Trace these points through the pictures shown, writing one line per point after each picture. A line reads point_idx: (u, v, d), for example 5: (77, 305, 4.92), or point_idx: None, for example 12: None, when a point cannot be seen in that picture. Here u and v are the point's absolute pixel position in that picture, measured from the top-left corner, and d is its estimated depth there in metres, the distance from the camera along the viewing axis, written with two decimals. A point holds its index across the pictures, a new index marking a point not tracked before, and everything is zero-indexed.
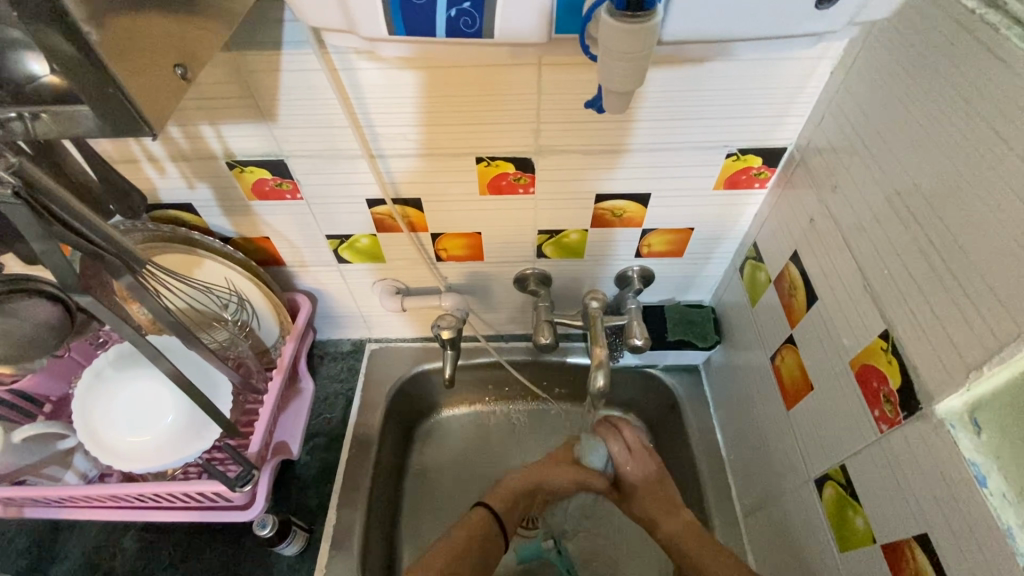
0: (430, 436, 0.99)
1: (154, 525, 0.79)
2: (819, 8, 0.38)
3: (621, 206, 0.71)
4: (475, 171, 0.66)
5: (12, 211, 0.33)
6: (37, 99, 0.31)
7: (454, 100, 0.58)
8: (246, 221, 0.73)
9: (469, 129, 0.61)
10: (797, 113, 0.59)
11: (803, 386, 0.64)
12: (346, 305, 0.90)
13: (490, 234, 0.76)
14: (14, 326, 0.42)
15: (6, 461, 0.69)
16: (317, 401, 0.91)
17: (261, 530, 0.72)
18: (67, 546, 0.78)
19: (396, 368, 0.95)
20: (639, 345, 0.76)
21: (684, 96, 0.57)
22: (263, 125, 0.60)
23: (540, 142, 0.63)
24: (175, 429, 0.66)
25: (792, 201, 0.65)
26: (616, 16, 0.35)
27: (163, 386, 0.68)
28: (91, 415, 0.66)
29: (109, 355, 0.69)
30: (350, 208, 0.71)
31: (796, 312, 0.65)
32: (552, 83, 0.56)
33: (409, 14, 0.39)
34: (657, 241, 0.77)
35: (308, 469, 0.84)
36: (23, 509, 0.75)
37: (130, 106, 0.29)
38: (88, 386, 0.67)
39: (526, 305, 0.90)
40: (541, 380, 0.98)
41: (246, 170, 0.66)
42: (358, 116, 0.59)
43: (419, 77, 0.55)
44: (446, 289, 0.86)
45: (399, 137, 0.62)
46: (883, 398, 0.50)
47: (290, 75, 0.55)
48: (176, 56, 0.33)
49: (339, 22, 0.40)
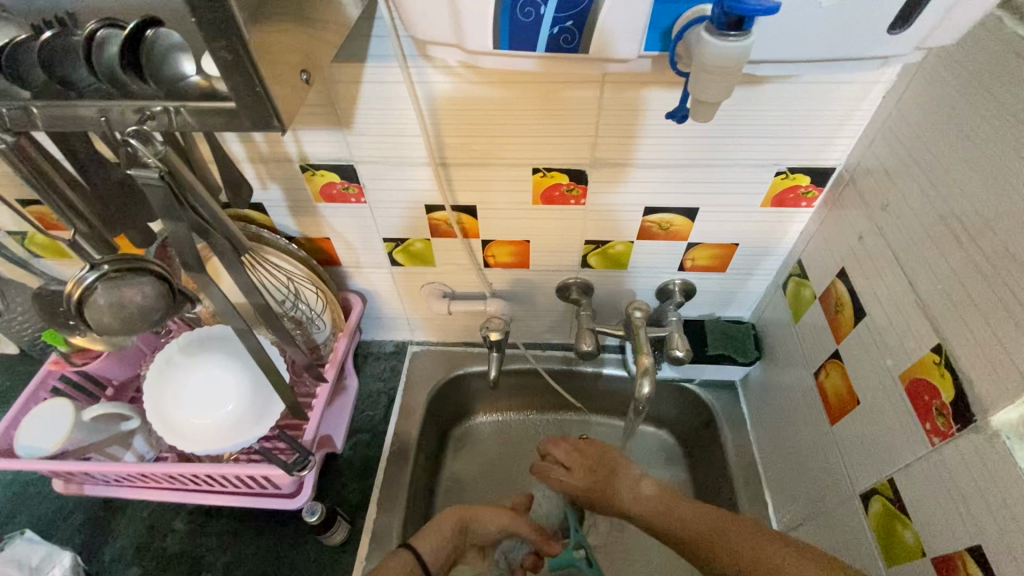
0: (465, 440, 1.01)
1: (203, 509, 0.82)
2: (891, 32, 0.40)
3: (668, 219, 0.74)
4: (530, 181, 0.70)
5: (150, 192, 0.36)
6: (186, 96, 0.34)
7: (520, 113, 0.61)
8: (310, 221, 0.77)
9: (530, 141, 0.64)
10: (848, 134, 0.62)
11: (849, 401, 0.65)
12: (394, 307, 0.94)
13: (539, 243, 0.79)
14: (121, 302, 0.44)
15: (75, 437, 0.73)
16: (360, 399, 0.94)
17: (310, 516, 0.74)
18: (119, 525, 0.81)
19: (436, 371, 0.98)
20: (681, 356, 0.78)
21: (739, 114, 0.60)
22: (338, 132, 0.65)
23: (595, 155, 0.66)
24: (234, 416, 0.70)
25: (840, 220, 0.66)
26: (714, 34, 0.38)
27: (227, 375, 0.72)
28: (160, 396, 0.70)
29: (179, 342, 0.74)
30: (410, 212, 0.75)
31: (842, 328, 0.66)
32: (614, 99, 0.59)
33: (517, 31, 0.41)
34: (701, 255, 0.79)
35: (351, 464, 0.87)
36: (83, 486, 0.79)
37: (270, 104, 0.33)
38: (159, 370, 0.72)
39: (565, 315, 0.93)
40: (576, 390, 1.00)
41: (317, 174, 0.70)
42: (428, 126, 0.63)
43: (489, 90, 0.59)
44: (491, 294, 0.89)
45: (462, 146, 0.66)
46: (935, 411, 0.51)
47: (370, 86, 0.60)
48: (300, 64, 0.37)
49: (448, 36, 0.43)
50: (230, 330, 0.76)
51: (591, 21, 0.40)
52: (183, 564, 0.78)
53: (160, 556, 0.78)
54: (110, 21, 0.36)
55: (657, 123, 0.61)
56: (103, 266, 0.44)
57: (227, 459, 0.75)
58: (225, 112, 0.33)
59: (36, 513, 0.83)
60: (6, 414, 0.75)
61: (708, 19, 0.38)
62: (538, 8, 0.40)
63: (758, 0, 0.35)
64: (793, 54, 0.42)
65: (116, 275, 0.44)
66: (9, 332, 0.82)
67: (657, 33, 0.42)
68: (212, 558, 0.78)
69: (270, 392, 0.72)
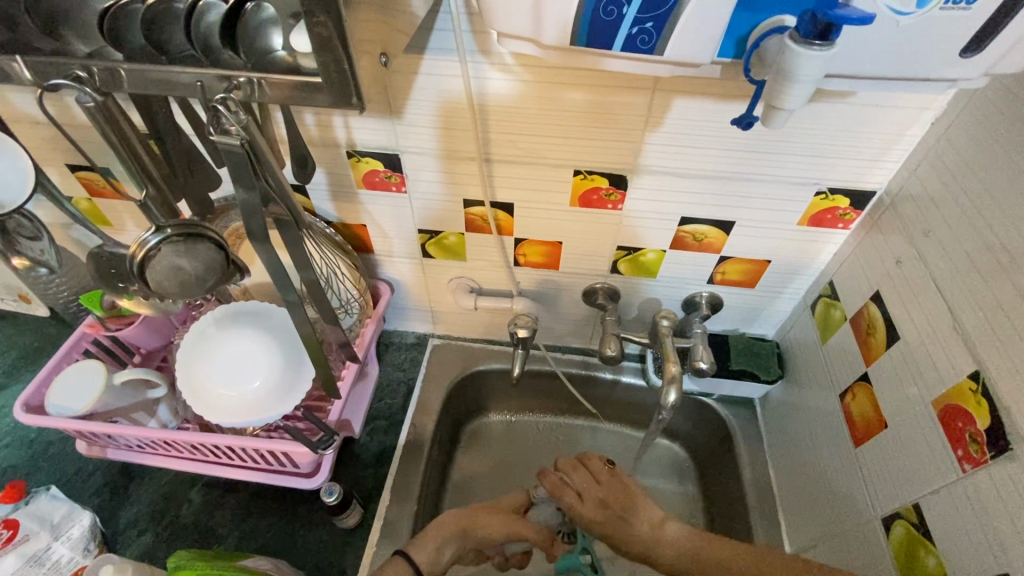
0: (477, 437, 1.02)
1: (220, 482, 0.83)
2: (962, 55, 0.40)
3: (702, 230, 0.74)
4: (570, 183, 0.71)
5: (230, 160, 0.38)
6: (275, 69, 0.35)
7: (568, 114, 0.63)
8: (349, 207, 0.79)
9: (574, 143, 0.66)
10: (892, 159, 0.62)
11: (875, 425, 0.64)
12: (419, 298, 0.95)
13: (571, 245, 0.80)
14: (182, 266, 0.45)
15: (106, 399, 0.75)
16: (379, 387, 0.95)
17: (327, 497, 0.75)
18: (137, 491, 0.83)
19: (456, 365, 0.98)
20: (704, 369, 0.78)
21: (785, 132, 0.61)
22: (389, 121, 0.66)
23: (638, 162, 0.67)
24: (260, 393, 0.71)
25: (877, 243, 0.67)
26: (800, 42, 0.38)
27: (256, 352, 0.73)
28: (192, 366, 0.72)
29: (213, 316, 0.75)
30: (448, 206, 0.77)
31: (872, 351, 0.66)
32: (664, 106, 0.60)
33: (596, 29, 0.39)
34: (731, 269, 0.80)
35: (366, 450, 0.88)
36: (106, 449, 0.80)
37: (354, 82, 0.34)
38: (193, 340, 0.73)
39: (589, 319, 0.93)
40: (592, 395, 1.00)
41: (362, 160, 0.71)
42: (477, 121, 0.65)
43: (537, 89, 0.60)
44: (517, 293, 0.90)
45: (508, 144, 0.67)
46: (968, 438, 0.51)
47: (425, 77, 0.61)
48: (376, 49, 0.39)
49: (524, 30, 0.41)
50: (271, 308, 0.77)
51: (672, 22, 0.39)
52: (197, 535, 0.78)
53: (174, 525, 0.79)
54: None
55: (703, 134, 0.62)
56: (166, 230, 0.45)
57: (250, 434, 0.76)
58: (311, 87, 0.35)
59: (57, 472, 0.84)
60: (41, 372, 0.77)
61: (793, 28, 0.38)
62: (621, 7, 0.38)
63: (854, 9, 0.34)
64: (866, 71, 0.41)
65: (178, 240, 0.46)
66: (45, 294, 0.84)
67: (732, 39, 0.41)
68: (226, 531, 0.79)
69: (297, 374, 0.72)
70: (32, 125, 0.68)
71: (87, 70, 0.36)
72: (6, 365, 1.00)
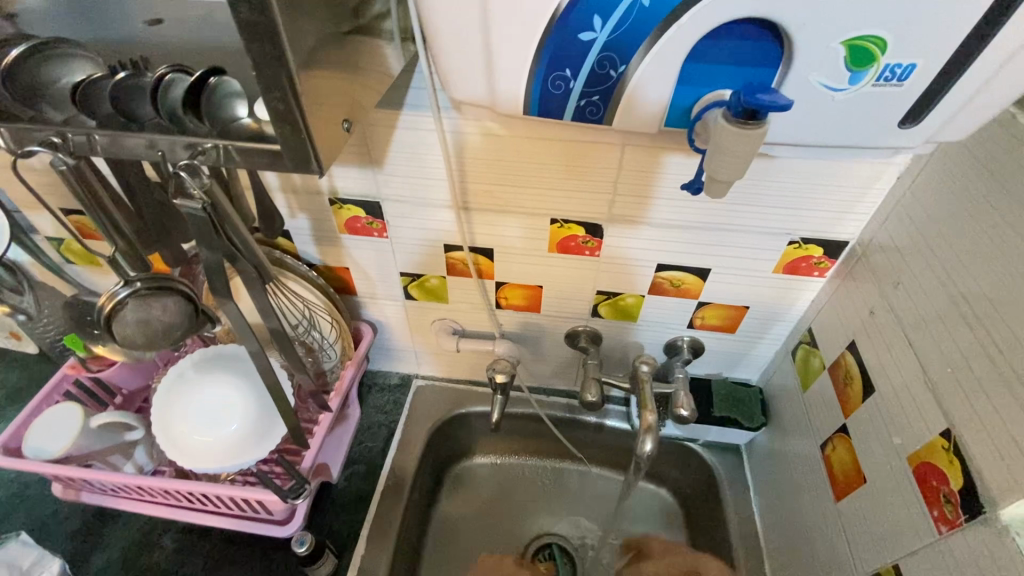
0: (461, 481, 1.01)
1: (193, 528, 0.82)
2: (902, 125, 0.41)
3: (680, 276, 0.75)
4: (548, 231, 0.72)
5: (193, 220, 0.39)
6: (238, 137, 0.37)
7: (542, 166, 0.64)
8: (332, 251, 0.80)
9: (549, 193, 0.67)
10: (860, 211, 0.63)
11: (855, 478, 0.63)
12: (403, 339, 0.95)
13: (551, 289, 0.81)
14: (150, 318, 0.46)
15: (81, 442, 0.74)
16: (360, 430, 0.95)
17: (298, 547, 0.73)
18: (109, 537, 0.81)
19: (439, 406, 0.98)
20: (685, 416, 0.77)
21: (753, 185, 0.62)
22: (369, 171, 0.68)
23: (612, 211, 0.68)
24: (235, 438, 0.70)
25: (852, 293, 0.67)
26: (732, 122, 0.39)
27: (234, 396, 0.73)
28: (168, 409, 0.72)
29: (193, 358, 0.75)
30: (430, 252, 0.78)
31: (850, 402, 0.66)
32: (634, 160, 0.62)
33: (551, 97, 0.41)
34: (710, 314, 0.80)
35: (345, 495, 0.86)
36: (81, 492, 0.79)
37: (312, 151, 0.36)
38: (171, 382, 0.73)
39: (573, 361, 0.93)
40: (578, 439, 0.99)
41: (344, 207, 0.73)
42: (454, 173, 0.66)
43: (511, 144, 0.62)
44: (500, 335, 0.90)
45: (485, 194, 0.69)
46: (942, 498, 0.50)
47: (404, 132, 0.63)
48: (342, 115, 0.41)
49: (487, 97, 0.43)
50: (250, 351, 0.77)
51: (618, 94, 0.40)
52: None
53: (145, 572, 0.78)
54: (179, 67, 0.39)
55: (674, 186, 0.64)
56: (136, 283, 0.46)
57: (224, 479, 0.75)
58: (271, 155, 0.36)
59: (30, 515, 0.83)
60: (19, 414, 0.76)
61: (726, 107, 0.39)
62: (568, 81, 0.39)
63: (773, 96, 0.36)
64: (815, 138, 0.43)
65: (147, 293, 0.46)
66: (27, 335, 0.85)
67: (676, 111, 0.42)
68: None
69: (274, 419, 0.72)
70: (21, 173, 0.70)
71: (61, 136, 0.38)
72: None
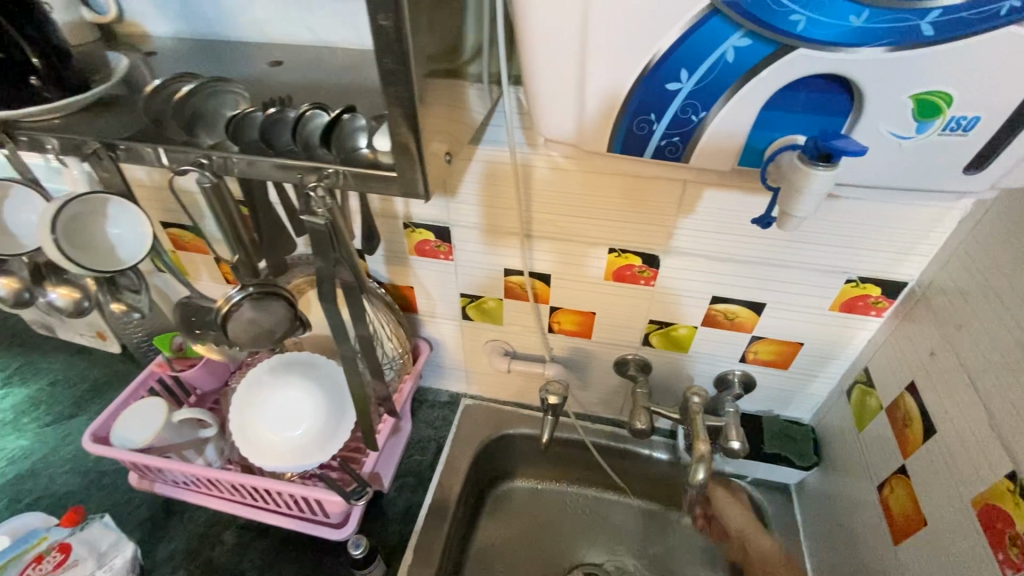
0: (502, 502, 1.03)
1: (252, 525, 0.86)
2: (966, 171, 0.43)
3: (734, 310, 0.77)
4: (605, 260, 0.75)
5: (314, 233, 0.44)
6: (357, 163, 0.42)
7: (606, 199, 0.68)
8: (399, 270, 0.86)
9: (609, 224, 0.71)
10: (920, 253, 0.64)
11: (915, 521, 0.62)
12: (456, 358, 0.99)
13: (604, 316, 0.83)
14: (261, 318, 0.53)
15: (164, 435, 0.81)
16: (410, 443, 0.98)
17: (355, 550, 0.76)
18: (175, 527, 0.87)
19: (486, 426, 1.01)
20: (737, 449, 0.77)
21: (811, 223, 0.64)
22: (443, 198, 0.74)
23: (670, 243, 0.71)
24: (299, 442, 0.76)
25: (911, 334, 0.67)
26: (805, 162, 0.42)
27: (303, 403, 0.78)
28: (246, 406, 0.77)
29: (272, 361, 0.80)
30: (491, 275, 0.83)
31: (910, 443, 0.65)
32: (695, 196, 0.65)
33: (631, 138, 0.45)
34: (763, 349, 0.81)
35: (394, 505, 0.90)
36: (155, 484, 0.86)
37: (423, 178, 0.41)
38: (251, 381, 0.79)
39: (620, 389, 0.95)
40: (621, 468, 1.00)
41: (415, 231, 0.79)
42: (521, 202, 0.71)
43: (577, 177, 0.67)
44: (550, 358, 0.93)
45: (549, 223, 0.73)
46: (1010, 542, 0.49)
47: (478, 164, 0.69)
48: (444, 147, 0.46)
49: (571, 133, 0.47)
50: (322, 360, 0.81)
51: (696, 137, 0.44)
52: None
53: (206, 565, 0.82)
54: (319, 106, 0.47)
55: (732, 222, 0.67)
56: (249, 289, 0.52)
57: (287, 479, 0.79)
58: (387, 180, 0.41)
59: (108, 502, 0.90)
60: (111, 406, 0.84)
61: (800, 149, 0.43)
62: (652, 124, 0.43)
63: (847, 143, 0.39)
64: (878, 181, 0.45)
65: (259, 296, 0.53)
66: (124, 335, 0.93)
67: (751, 151, 0.45)
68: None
69: (336, 431, 0.76)
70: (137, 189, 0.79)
71: (208, 158, 0.44)
72: (75, 397, 1.09)
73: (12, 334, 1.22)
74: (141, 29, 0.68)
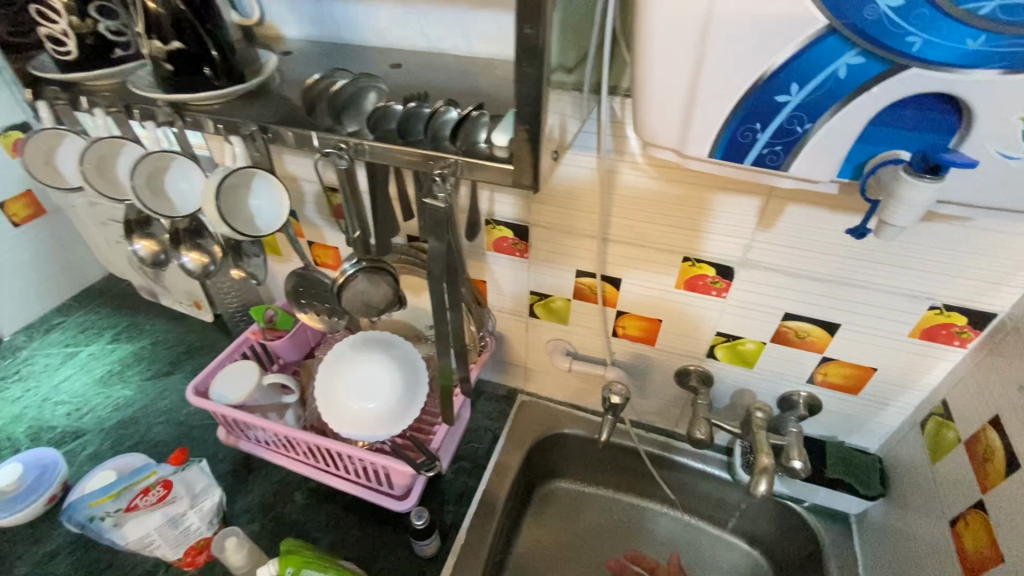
0: (549, 500, 1.05)
1: (320, 489, 0.93)
2: None
3: (806, 328, 0.77)
4: (679, 268, 0.78)
5: (434, 213, 0.50)
6: (476, 155, 0.48)
7: (686, 208, 0.71)
8: (476, 264, 0.91)
9: (687, 233, 0.73)
10: (1014, 284, 0.63)
11: (990, 558, 0.60)
12: (518, 354, 1.03)
13: (671, 324, 0.85)
14: (370, 288, 0.63)
15: (255, 396, 0.89)
16: (468, 431, 1.03)
17: (417, 520, 0.81)
18: (252, 482, 0.94)
19: (541, 423, 1.04)
20: (798, 468, 0.77)
21: (897, 246, 0.64)
22: (526, 198, 0.79)
23: (746, 256, 0.72)
24: (371, 415, 0.82)
25: (998, 366, 0.65)
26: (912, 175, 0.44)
27: (382, 380, 0.84)
28: (332, 372, 0.85)
29: (362, 337, 0.87)
30: (563, 275, 0.86)
31: (990, 477, 0.63)
32: (777, 211, 0.67)
33: (732, 145, 0.48)
34: (833, 372, 0.80)
35: (450, 487, 0.94)
36: (240, 440, 0.94)
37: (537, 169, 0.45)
38: (341, 352, 0.86)
39: (678, 400, 0.96)
40: (672, 480, 1.00)
41: (496, 228, 0.84)
42: (602, 206, 0.75)
43: (660, 185, 0.70)
44: (611, 362, 0.95)
45: (626, 228, 0.76)
46: None
47: (565, 168, 0.73)
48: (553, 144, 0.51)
49: (669, 139, 0.51)
50: (405, 346, 0.87)
51: (799, 147, 0.46)
52: (296, 533, 0.87)
53: (279, 520, 0.89)
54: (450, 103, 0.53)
55: (813, 238, 0.67)
56: (361, 263, 0.61)
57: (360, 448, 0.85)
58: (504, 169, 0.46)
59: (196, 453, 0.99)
60: (210, 365, 0.93)
61: (908, 162, 0.44)
62: (756, 133, 0.46)
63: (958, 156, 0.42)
64: (979, 201, 0.46)
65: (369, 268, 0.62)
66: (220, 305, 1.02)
67: (851, 164, 0.47)
68: (318, 536, 0.87)
69: (405, 413, 0.82)
70: None
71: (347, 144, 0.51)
72: (171, 358, 1.21)
73: (121, 298, 1.37)
74: (276, 32, 0.77)
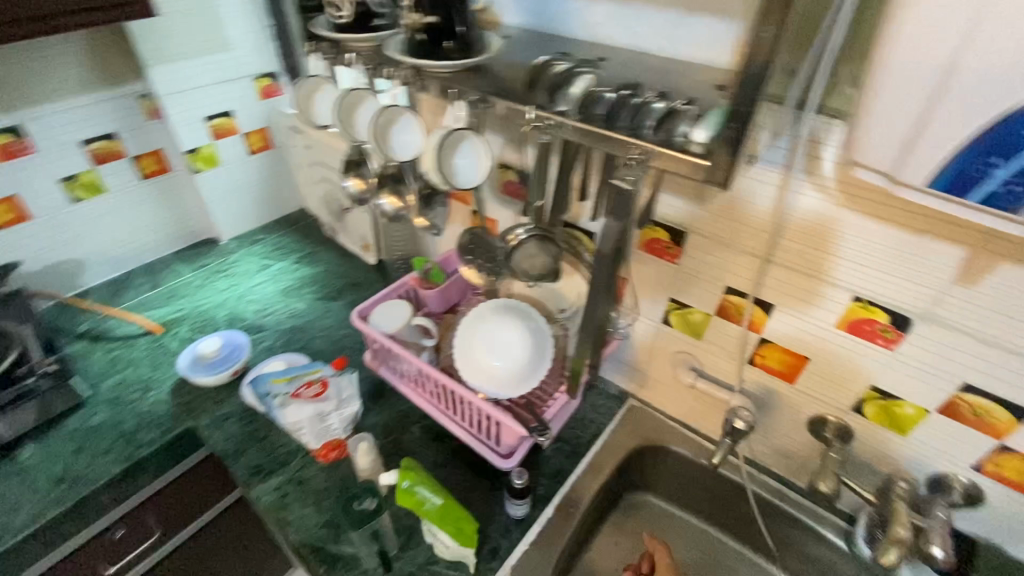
0: (637, 510, 1.05)
1: (435, 429, 1.03)
2: None
3: (988, 406, 0.68)
4: (844, 307, 0.73)
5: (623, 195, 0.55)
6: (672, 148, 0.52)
7: (871, 244, 0.66)
8: None
9: (865, 270, 0.69)
10: None
11: None
12: (640, 358, 1.04)
13: (817, 365, 0.80)
14: (534, 257, 0.70)
15: (405, 331, 1.02)
16: (574, 418, 1.06)
17: (517, 479, 0.86)
18: (380, 406, 1.07)
19: (646, 432, 1.04)
20: (939, 557, 0.72)
21: None
22: (692, 205, 0.79)
23: (931, 309, 0.66)
24: (495, 372, 0.91)
25: None
26: None
27: (511, 344, 0.92)
28: (471, 327, 0.94)
29: (503, 303, 0.94)
30: (710, 290, 0.85)
31: None
32: (985, 267, 0.60)
33: (958, 178, 0.45)
34: (1010, 466, 0.70)
35: (548, 463, 0.99)
36: (381, 365, 1.08)
37: None
38: (483, 310, 0.94)
39: (803, 448, 0.90)
40: (774, 529, 0.95)
41: (652, 228, 0.86)
42: (772, 226, 0.73)
43: (846, 215, 0.67)
44: (738, 389, 0.92)
45: (795, 253, 0.73)
46: None
47: (742, 180, 0.73)
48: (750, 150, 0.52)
49: (881, 162, 0.49)
50: (538, 321, 0.93)
51: None
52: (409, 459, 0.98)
53: (396, 444, 1.01)
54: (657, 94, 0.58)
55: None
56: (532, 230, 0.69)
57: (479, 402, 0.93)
58: None
59: None
60: (374, 296, 1.08)
61: None
62: (994, 169, 0.43)
63: None
64: None
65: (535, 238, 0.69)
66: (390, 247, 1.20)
67: None
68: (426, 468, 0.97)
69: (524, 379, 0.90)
70: None
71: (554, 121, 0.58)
72: (335, 287, 1.41)
73: (306, 230, 1.62)
74: (495, 18, 0.86)
